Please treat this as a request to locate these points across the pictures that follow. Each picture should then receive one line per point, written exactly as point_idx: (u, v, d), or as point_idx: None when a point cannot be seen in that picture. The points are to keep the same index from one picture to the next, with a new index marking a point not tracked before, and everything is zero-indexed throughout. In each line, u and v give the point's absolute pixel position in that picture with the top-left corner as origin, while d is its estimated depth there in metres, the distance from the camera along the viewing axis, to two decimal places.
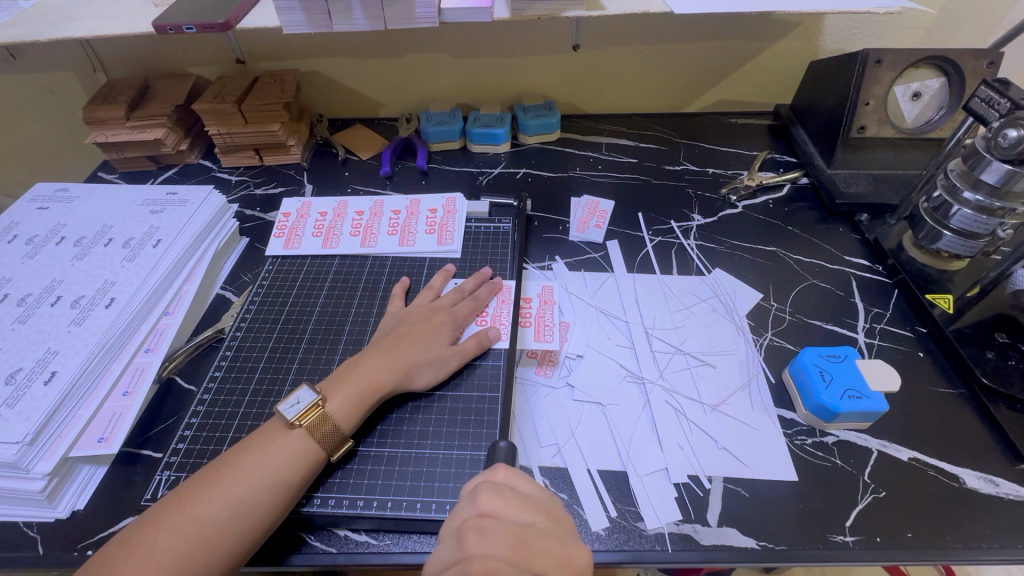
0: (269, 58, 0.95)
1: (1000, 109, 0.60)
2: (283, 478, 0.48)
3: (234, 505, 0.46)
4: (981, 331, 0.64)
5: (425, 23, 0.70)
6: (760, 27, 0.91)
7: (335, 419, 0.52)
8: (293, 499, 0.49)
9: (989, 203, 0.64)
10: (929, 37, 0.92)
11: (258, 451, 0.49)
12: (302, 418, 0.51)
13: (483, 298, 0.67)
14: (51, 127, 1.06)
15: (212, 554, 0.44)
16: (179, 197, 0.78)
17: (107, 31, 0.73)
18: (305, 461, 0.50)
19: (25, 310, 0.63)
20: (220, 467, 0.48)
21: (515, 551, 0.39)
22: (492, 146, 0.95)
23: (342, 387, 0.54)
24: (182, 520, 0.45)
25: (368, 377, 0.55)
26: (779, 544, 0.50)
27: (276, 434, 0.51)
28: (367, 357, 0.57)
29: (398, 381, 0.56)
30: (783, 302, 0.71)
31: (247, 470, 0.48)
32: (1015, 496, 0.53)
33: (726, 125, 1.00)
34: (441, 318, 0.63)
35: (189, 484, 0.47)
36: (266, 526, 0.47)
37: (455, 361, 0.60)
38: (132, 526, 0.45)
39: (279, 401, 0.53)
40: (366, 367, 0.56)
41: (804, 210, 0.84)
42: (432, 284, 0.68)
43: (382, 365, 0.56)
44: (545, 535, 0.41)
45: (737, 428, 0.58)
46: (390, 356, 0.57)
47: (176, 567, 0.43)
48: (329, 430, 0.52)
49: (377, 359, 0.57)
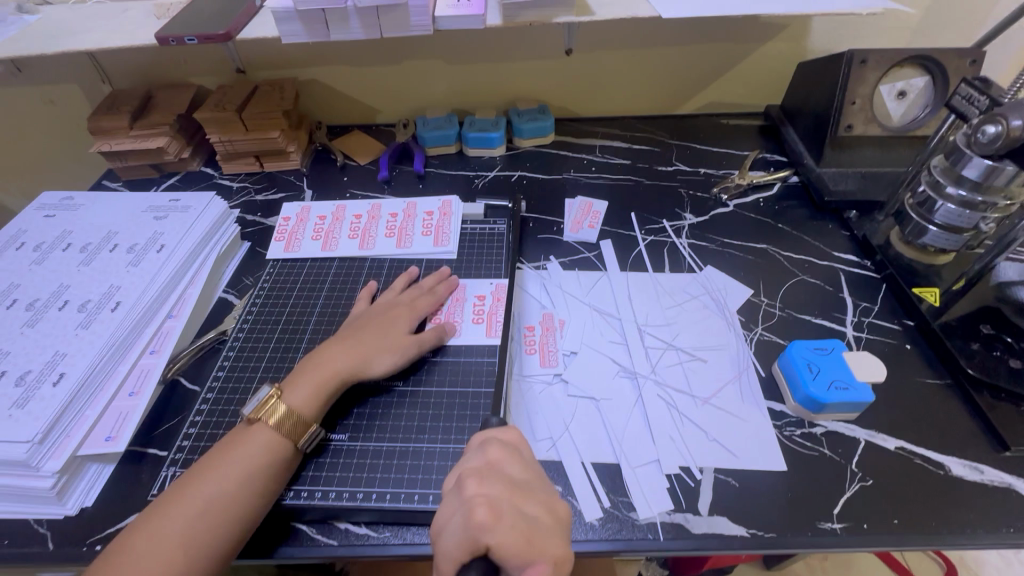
0: (268, 68, 0.97)
1: (979, 106, 0.62)
2: (258, 475, 0.50)
3: (215, 503, 0.47)
4: (966, 323, 0.66)
5: (420, 31, 0.72)
6: (748, 30, 0.92)
7: (294, 409, 0.54)
8: (271, 495, 0.50)
9: (971, 198, 0.66)
10: (915, 37, 0.94)
11: (239, 445, 0.51)
12: (257, 412, 0.53)
13: (441, 294, 0.69)
14: (55, 137, 1.08)
15: (200, 552, 0.45)
16: (181, 203, 0.80)
17: (111, 43, 0.75)
18: (282, 452, 0.52)
19: (33, 315, 0.65)
20: (199, 470, 0.50)
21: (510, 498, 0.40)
22: (487, 149, 0.96)
23: (300, 378, 0.56)
24: (174, 515, 0.46)
25: (322, 367, 0.57)
26: (769, 532, 0.51)
27: (247, 433, 0.52)
28: (319, 352, 0.59)
29: (355, 370, 0.58)
30: (773, 298, 0.72)
31: (224, 469, 0.49)
32: (999, 483, 0.54)
33: (718, 126, 1.02)
34: (399, 310, 0.65)
35: (178, 483, 0.49)
36: (253, 516, 0.49)
37: (415, 351, 0.62)
38: (129, 528, 0.46)
39: (252, 397, 0.55)
40: (323, 358, 0.58)
41: (793, 208, 0.85)
42: (394, 284, 0.70)
43: (337, 357, 0.58)
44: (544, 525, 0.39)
45: (728, 420, 0.60)
46: (344, 348, 0.59)
47: (167, 566, 0.44)
48: (294, 421, 0.53)
49: (333, 350, 0.59)
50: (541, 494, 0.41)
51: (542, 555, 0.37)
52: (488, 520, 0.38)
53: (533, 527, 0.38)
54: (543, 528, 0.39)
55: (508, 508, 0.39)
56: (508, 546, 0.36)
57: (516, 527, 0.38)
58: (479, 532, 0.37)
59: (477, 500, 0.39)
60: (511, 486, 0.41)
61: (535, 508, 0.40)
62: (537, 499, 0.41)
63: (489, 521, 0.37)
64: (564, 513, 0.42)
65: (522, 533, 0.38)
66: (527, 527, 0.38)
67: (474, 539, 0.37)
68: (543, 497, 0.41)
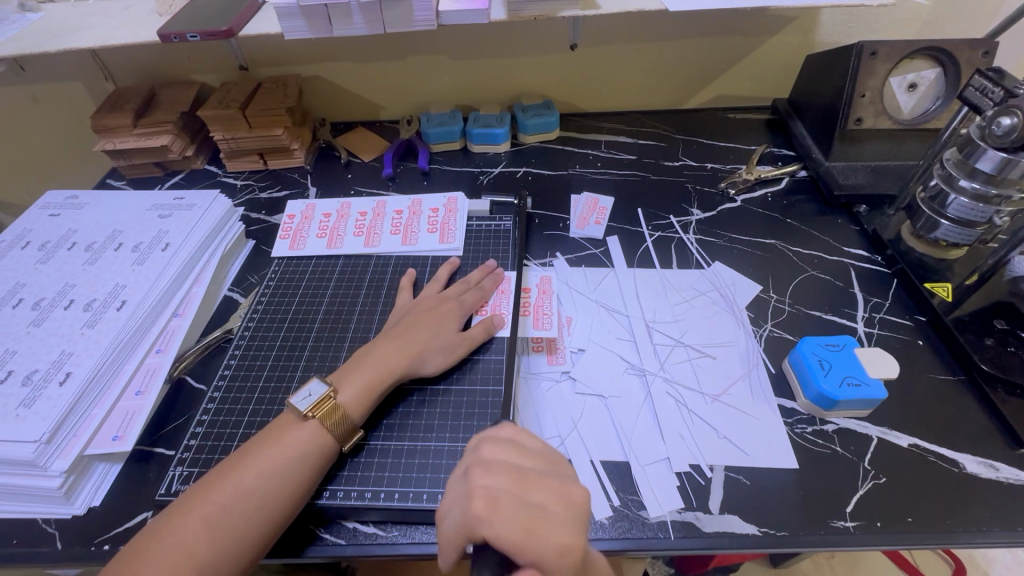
0: (271, 65, 0.96)
1: (993, 98, 0.61)
2: (299, 470, 0.49)
3: (254, 496, 0.47)
4: (979, 318, 0.65)
5: (424, 26, 0.72)
6: (756, 22, 0.91)
7: (346, 409, 0.54)
8: (309, 491, 0.50)
9: (984, 191, 0.65)
10: (925, 28, 0.93)
11: (275, 443, 0.50)
12: (314, 410, 0.53)
13: (487, 289, 0.68)
14: (58, 136, 1.08)
15: (236, 545, 0.45)
16: (185, 201, 0.79)
17: (114, 40, 0.74)
18: (319, 453, 0.51)
19: (39, 314, 0.65)
20: (239, 460, 0.49)
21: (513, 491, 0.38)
22: (492, 145, 0.96)
23: (353, 377, 0.56)
24: (207, 509, 0.46)
25: (377, 366, 0.57)
26: (781, 530, 0.51)
27: (290, 426, 0.52)
28: (374, 349, 0.59)
29: (406, 367, 0.58)
30: (782, 294, 0.72)
31: (266, 461, 0.49)
32: (1014, 480, 0.53)
33: (725, 120, 1.01)
34: (449, 306, 0.64)
35: (210, 476, 0.49)
36: (283, 517, 0.48)
37: (462, 349, 0.61)
38: (158, 518, 0.46)
39: (292, 392, 0.54)
40: (378, 354, 0.58)
41: (802, 203, 0.84)
42: (438, 275, 0.71)
43: (392, 353, 0.58)
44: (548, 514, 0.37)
45: (738, 417, 0.59)
46: (399, 345, 0.59)
47: (204, 556, 0.44)
48: (340, 420, 0.53)
49: (386, 348, 0.59)
50: (551, 483, 0.39)
51: (546, 545, 0.35)
52: (486, 511, 0.36)
53: (537, 517, 0.36)
54: (551, 517, 0.37)
55: (507, 499, 0.37)
56: (504, 537, 0.34)
57: (515, 517, 0.36)
58: (476, 523, 0.35)
59: (477, 491, 0.37)
60: (514, 475, 0.39)
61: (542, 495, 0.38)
62: (543, 487, 0.39)
63: (486, 513, 0.36)
64: (581, 498, 0.39)
65: (523, 523, 0.36)
66: (529, 516, 0.36)
67: (471, 530, 0.36)
68: (555, 486, 0.39)
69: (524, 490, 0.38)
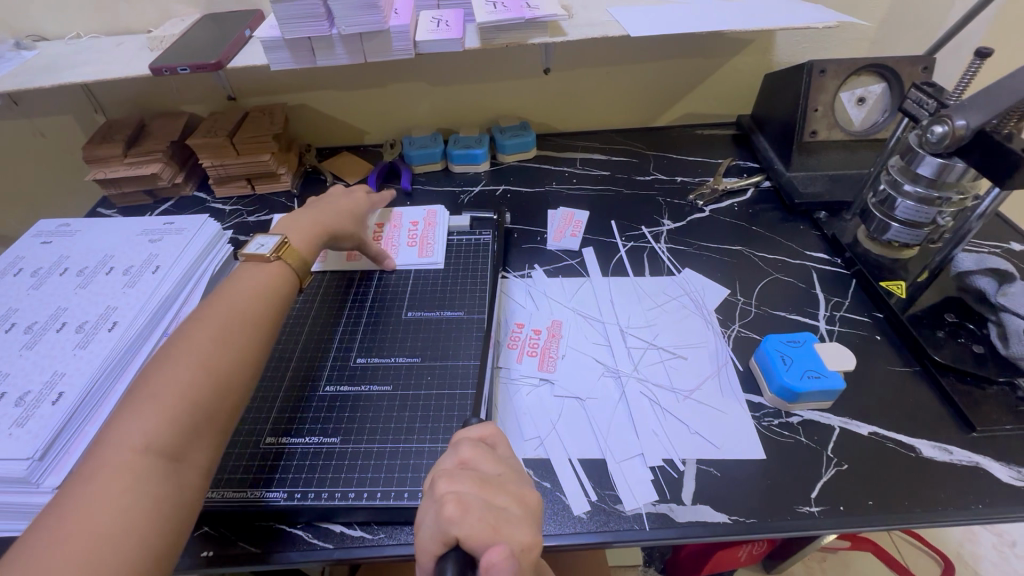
0: (258, 94, 1.01)
1: (928, 109, 0.67)
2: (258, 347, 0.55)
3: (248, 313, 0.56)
4: (932, 312, 0.69)
5: (402, 54, 0.76)
6: (715, 45, 0.98)
7: (301, 253, 0.65)
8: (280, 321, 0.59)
9: (927, 194, 0.69)
10: (873, 47, 0.99)
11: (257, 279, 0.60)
12: (277, 252, 0.62)
13: (424, 230, 0.84)
14: (49, 169, 1.10)
15: (217, 412, 0.49)
16: (176, 226, 0.82)
17: (107, 75, 0.78)
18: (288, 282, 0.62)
19: (31, 337, 0.67)
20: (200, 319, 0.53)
21: (482, 488, 0.40)
22: (472, 165, 1.00)
23: (295, 232, 0.67)
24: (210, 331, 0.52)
25: (311, 224, 0.69)
26: (750, 517, 0.53)
27: (244, 284, 0.59)
28: (294, 219, 0.69)
29: (336, 224, 0.72)
30: (749, 296, 0.76)
31: (231, 314, 0.54)
32: (968, 462, 0.57)
33: (693, 136, 1.07)
34: (359, 198, 0.78)
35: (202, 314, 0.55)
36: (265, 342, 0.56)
37: (363, 211, 0.77)
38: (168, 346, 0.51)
39: (244, 245, 0.63)
40: (308, 219, 0.70)
41: (767, 211, 0.89)
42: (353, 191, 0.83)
43: (320, 219, 0.70)
44: (515, 522, 0.38)
45: (707, 412, 0.62)
46: (321, 211, 0.71)
47: (196, 399, 0.47)
48: (300, 262, 0.64)
49: (315, 214, 0.71)
50: (512, 486, 0.41)
51: (507, 542, 0.36)
52: (455, 513, 0.37)
53: (500, 517, 0.38)
54: (512, 516, 0.39)
55: (476, 501, 0.38)
56: (475, 536, 0.36)
57: (484, 517, 0.37)
58: (448, 525, 0.36)
59: (447, 496, 0.38)
60: (481, 480, 0.41)
61: (504, 500, 0.40)
62: (508, 492, 0.40)
63: (457, 515, 0.37)
64: (536, 503, 0.41)
65: (490, 524, 0.37)
66: (494, 516, 0.38)
67: (444, 532, 0.36)
68: (514, 489, 0.41)
69: (489, 493, 0.40)
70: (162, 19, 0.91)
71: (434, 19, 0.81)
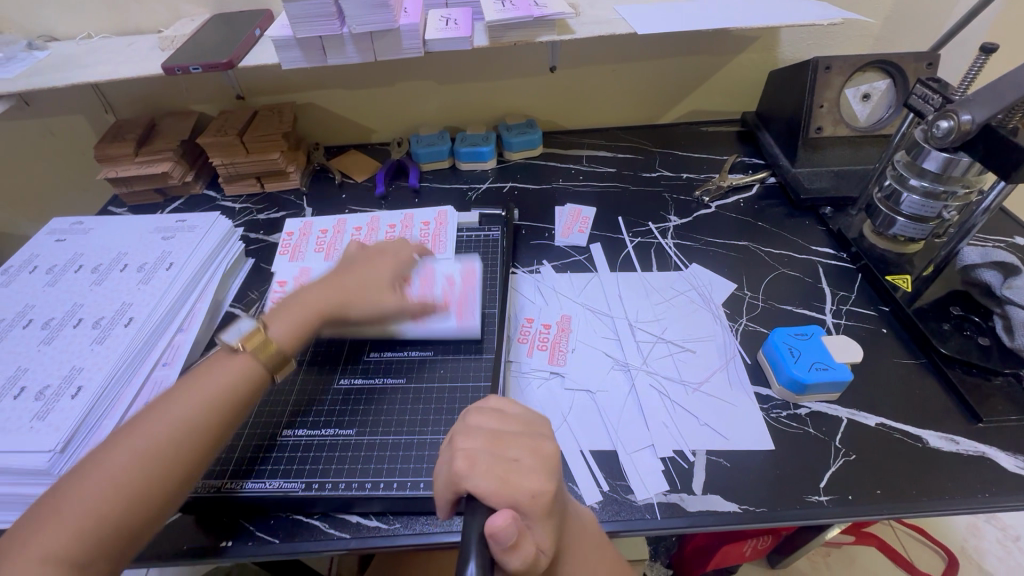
0: (266, 93, 1.01)
1: (933, 104, 0.68)
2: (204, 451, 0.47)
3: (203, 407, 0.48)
4: (937, 306, 0.70)
5: (412, 53, 0.77)
6: (721, 43, 0.98)
7: (278, 342, 0.54)
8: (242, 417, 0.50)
9: (933, 188, 0.70)
10: (876, 44, 1.00)
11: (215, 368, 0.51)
12: (245, 343, 0.52)
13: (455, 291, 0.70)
14: (60, 168, 1.11)
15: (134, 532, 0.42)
16: (188, 223, 0.83)
17: (120, 74, 0.79)
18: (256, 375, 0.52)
19: (49, 333, 0.68)
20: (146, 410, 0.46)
21: (493, 443, 0.41)
22: (479, 163, 1.01)
23: (284, 316, 0.57)
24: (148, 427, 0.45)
25: (307, 306, 0.58)
26: (760, 506, 0.54)
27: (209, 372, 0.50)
28: (308, 292, 0.59)
29: (340, 303, 0.59)
30: (756, 291, 0.76)
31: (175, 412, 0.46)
32: (974, 452, 0.57)
33: (698, 133, 1.07)
34: (384, 261, 0.64)
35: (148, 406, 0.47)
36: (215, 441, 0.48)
37: (390, 280, 0.63)
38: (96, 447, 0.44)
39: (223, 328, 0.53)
40: (308, 298, 0.58)
41: (772, 207, 0.90)
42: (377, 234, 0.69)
43: (325, 295, 0.59)
44: (524, 470, 0.39)
45: (716, 404, 0.63)
46: (335, 286, 0.60)
47: (104, 516, 0.40)
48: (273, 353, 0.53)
49: (320, 291, 0.59)
50: (524, 440, 0.42)
51: (516, 491, 0.37)
52: (465, 467, 0.39)
53: (512, 468, 0.39)
54: (524, 467, 0.39)
55: (486, 456, 0.40)
56: (483, 486, 0.37)
57: (492, 470, 0.38)
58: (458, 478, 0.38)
59: (458, 453, 0.40)
60: (492, 436, 0.42)
61: (515, 453, 0.41)
62: (519, 445, 0.41)
63: (465, 468, 0.39)
64: (553, 452, 0.42)
65: (500, 475, 0.38)
66: (504, 467, 0.39)
67: (455, 485, 0.38)
68: (527, 442, 0.42)
69: (502, 448, 0.41)
70: (172, 19, 0.92)
71: (442, 18, 0.82)
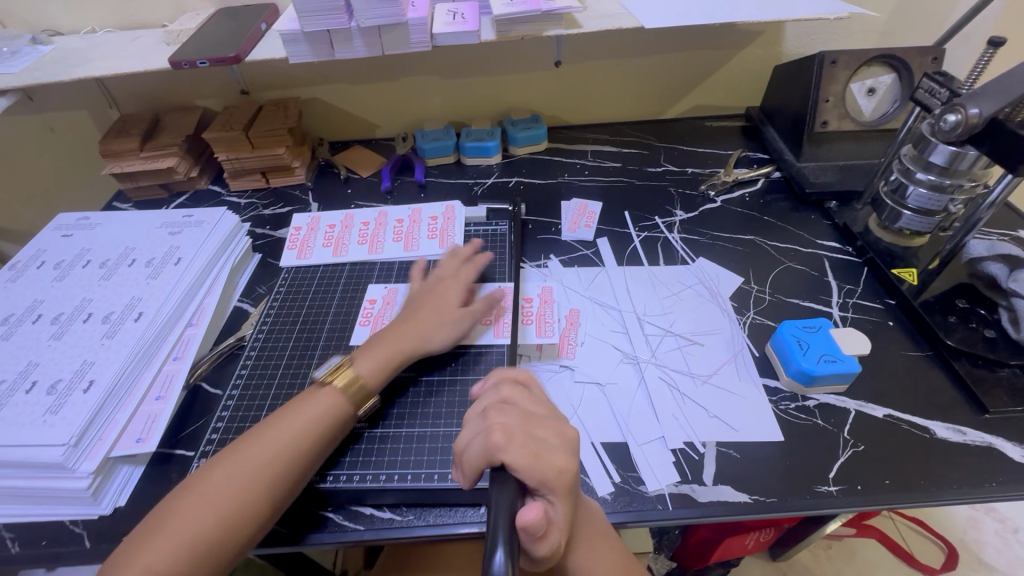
0: (271, 88, 1.01)
1: (940, 98, 0.68)
2: (291, 484, 0.51)
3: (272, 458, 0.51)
4: (943, 298, 0.70)
5: (419, 47, 0.77)
6: (725, 37, 0.98)
7: (365, 380, 0.58)
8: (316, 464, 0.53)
9: (940, 182, 0.70)
10: (881, 38, 1.00)
11: (286, 419, 0.54)
12: (334, 377, 0.58)
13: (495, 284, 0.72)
14: (63, 164, 1.11)
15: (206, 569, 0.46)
16: (195, 218, 0.83)
17: (126, 69, 0.79)
18: (331, 423, 0.55)
19: (59, 328, 0.68)
20: (238, 444, 0.52)
21: (525, 421, 0.43)
22: (485, 158, 1.01)
23: (370, 354, 0.60)
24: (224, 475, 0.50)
25: (387, 344, 0.62)
26: (770, 497, 0.55)
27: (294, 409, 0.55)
28: (388, 329, 0.64)
29: (416, 343, 0.62)
30: (762, 284, 0.77)
31: (260, 448, 0.52)
32: (981, 443, 0.58)
33: (702, 128, 1.08)
34: (448, 283, 0.69)
35: (226, 452, 0.52)
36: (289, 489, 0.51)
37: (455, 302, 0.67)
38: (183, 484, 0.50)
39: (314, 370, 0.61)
40: (391, 334, 0.63)
41: (778, 201, 0.90)
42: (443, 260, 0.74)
43: (401, 334, 0.63)
44: (553, 449, 0.41)
45: (725, 397, 0.63)
46: (405, 321, 0.64)
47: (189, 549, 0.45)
48: (359, 390, 0.58)
49: (399, 326, 0.64)
50: (554, 423, 0.44)
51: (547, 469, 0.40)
52: (502, 441, 0.41)
53: (542, 446, 0.41)
54: (553, 447, 0.42)
55: (519, 433, 0.42)
56: (518, 461, 0.39)
57: (525, 445, 0.40)
58: (496, 450, 0.40)
59: (495, 426, 0.42)
60: (524, 415, 0.44)
61: (545, 433, 0.43)
62: (548, 425, 0.43)
63: (503, 442, 0.40)
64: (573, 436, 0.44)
65: (531, 450, 0.40)
66: (537, 445, 0.41)
67: (491, 456, 0.40)
68: (556, 424, 0.44)
69: (531, 427, 0.43)
70: (176, 13, 0.92)
71: (449, 12, 0.82)
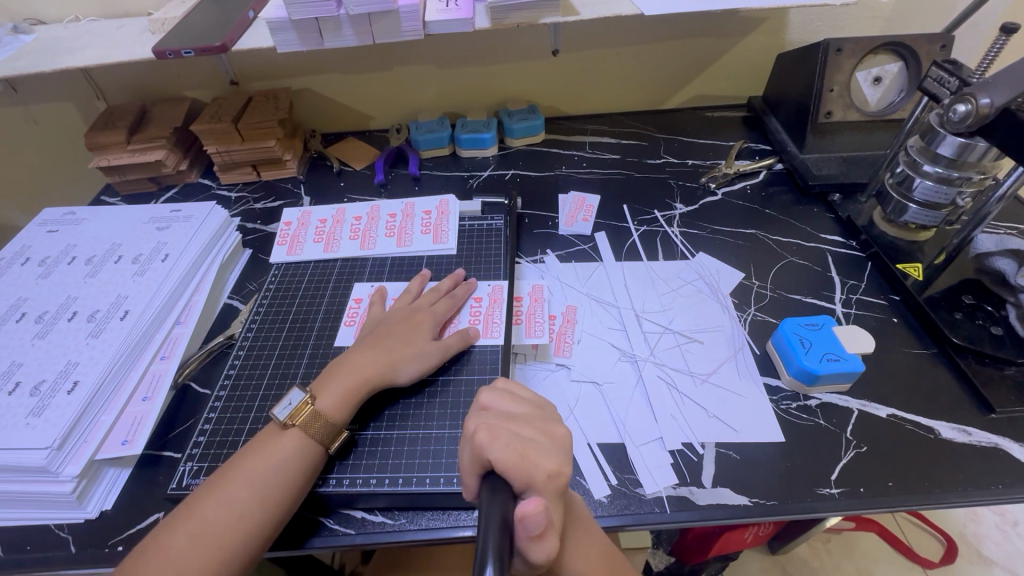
0: (261, 79, 0.99)
1: (950, 88, 0.66)
2: (261, 531, 0.49)
3: (244, 502, 0.49)
4: (949, 294, 0.68)
5: (411, 35, 0.74)
6: (728, 24, 0.96)
7: (328, 415, 0.55)
8: (298, 498, 0.52)
9: (947, 174, 0.68)
10: (887, 25, 0.97)
11: (259, 455, 0.52)
12: (294, 419, 0.54)
13: (460, 297, 0.69)
14: (50, 156, 1.09)
15: None
16: (183, 213, 0.81)
17: (109, 59, 0.77)
18: (307, 456, 0.53)
19: (43, 327, 0.66)
20: (207, 491, 0.50)
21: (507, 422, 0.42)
22: (480, 150, 0.99)
23: (332, 386, 0.57)
24: (194, 523, 0.48)
25: (354, 373, 0.58)
26: (770, 500, 0.53)
27: (258, 455, 0.52)
28: (355, 356, 0.60)
29: (383, 373, 0.59)
30: (764, 280, 0.75)
31: (224, 500, 0.49)
32: (987, 443, 0.57)
33: (703, 119, 1.05)
34: (422, 316, 0.65)
35: (197, 494, 0.50)
36: (271, 528, 0.50)
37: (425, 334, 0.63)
38: (151, 534, 0.48)
39: (276, 405, 0.56)
40: (354, 363, 0.59)
41: (779, 194, 0.88)
42: (410, 287, 0.71)
43: (370, 363, 0.59)
44: (541, 450, 0.40)
45: (725, 396, 0.62)
46: (373, 354, 0.60)
47: None
48: (325, 425, 0.55)
49: (365, 356, 0.60)
50: (537, 423, 0.43)
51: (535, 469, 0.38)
52: (487, 439, 0.39)
53: (528, 445, 0.40)
54: (539, 447, 0.40)
55: (503, 431, 0.40)
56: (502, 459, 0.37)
57: (510, 445, 0.39)
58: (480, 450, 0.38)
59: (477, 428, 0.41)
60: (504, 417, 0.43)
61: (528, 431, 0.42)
62: (531, 426, 0.43)
63: (486, 439, 0.39)
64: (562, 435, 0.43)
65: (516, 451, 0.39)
66: (522, 445, 0.39)
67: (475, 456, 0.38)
68: (541, 426, 0.43)
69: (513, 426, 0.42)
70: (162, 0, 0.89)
71: None
